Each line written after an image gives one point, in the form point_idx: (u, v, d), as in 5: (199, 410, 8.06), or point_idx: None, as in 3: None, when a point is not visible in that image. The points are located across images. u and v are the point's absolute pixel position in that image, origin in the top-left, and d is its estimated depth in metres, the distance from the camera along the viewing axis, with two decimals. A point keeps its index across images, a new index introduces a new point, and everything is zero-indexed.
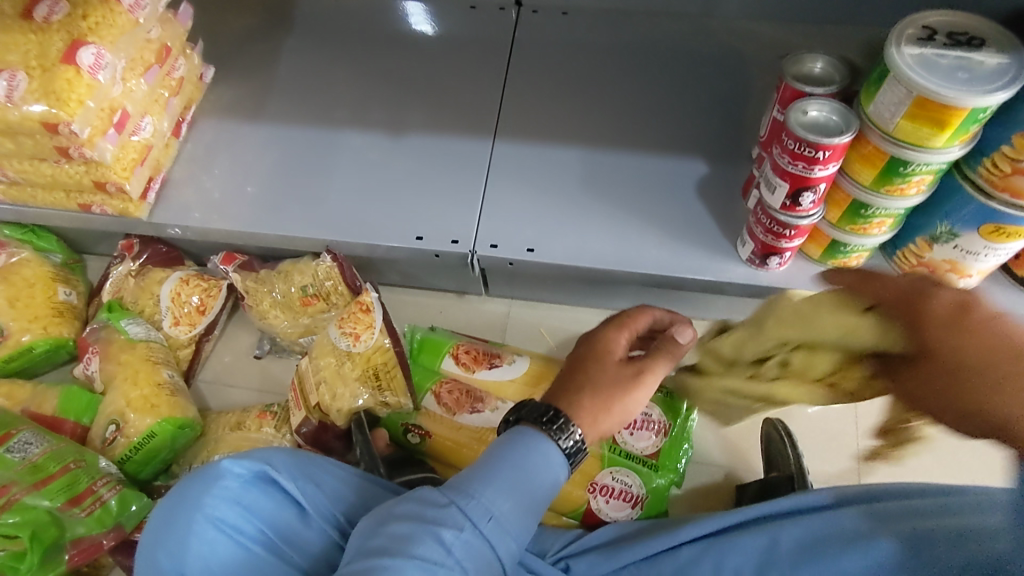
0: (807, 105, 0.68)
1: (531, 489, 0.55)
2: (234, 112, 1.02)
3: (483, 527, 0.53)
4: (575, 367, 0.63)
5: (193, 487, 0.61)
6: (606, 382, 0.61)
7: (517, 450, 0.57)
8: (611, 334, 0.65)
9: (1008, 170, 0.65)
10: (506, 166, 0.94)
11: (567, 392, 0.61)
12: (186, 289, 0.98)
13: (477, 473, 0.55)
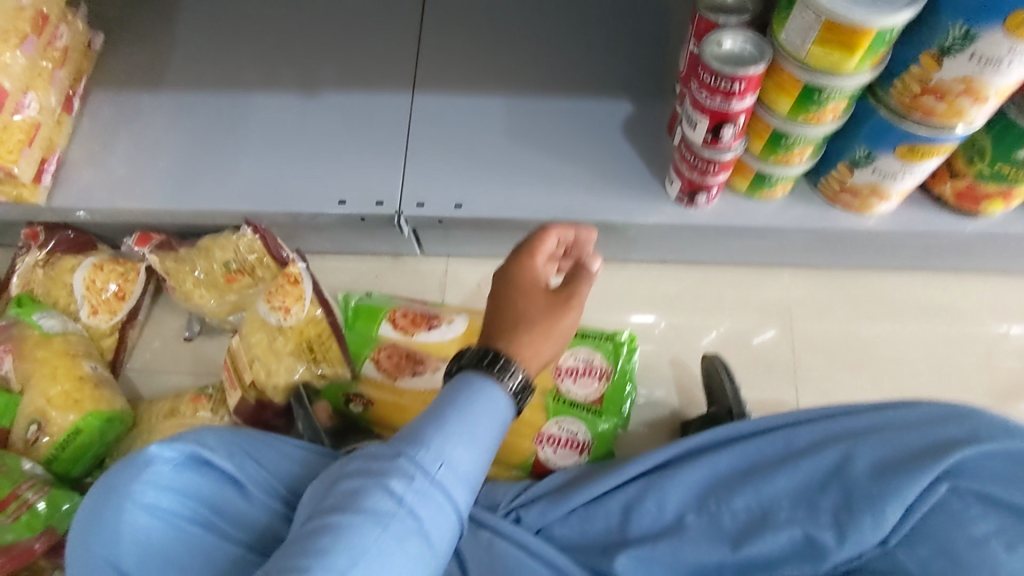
0: (722, 36, 0.66)
1: (483, 431, 0.53)
2: (130, 80, 0.94)
3: (438, 475, 0.50)
4: (502, 304, 0.61)
5: (121, 473, 0.58)
6: (539, 314, 0.59)
7: (464, 394, 0.54)
8: (525, 266, 0.63)
9: (917, 90, 0.66)
10: (427, 120, 0.90)
11: (502, 331, 0.58)
12: (101, 276, 0.93)
13: (428, 419, 0.52)
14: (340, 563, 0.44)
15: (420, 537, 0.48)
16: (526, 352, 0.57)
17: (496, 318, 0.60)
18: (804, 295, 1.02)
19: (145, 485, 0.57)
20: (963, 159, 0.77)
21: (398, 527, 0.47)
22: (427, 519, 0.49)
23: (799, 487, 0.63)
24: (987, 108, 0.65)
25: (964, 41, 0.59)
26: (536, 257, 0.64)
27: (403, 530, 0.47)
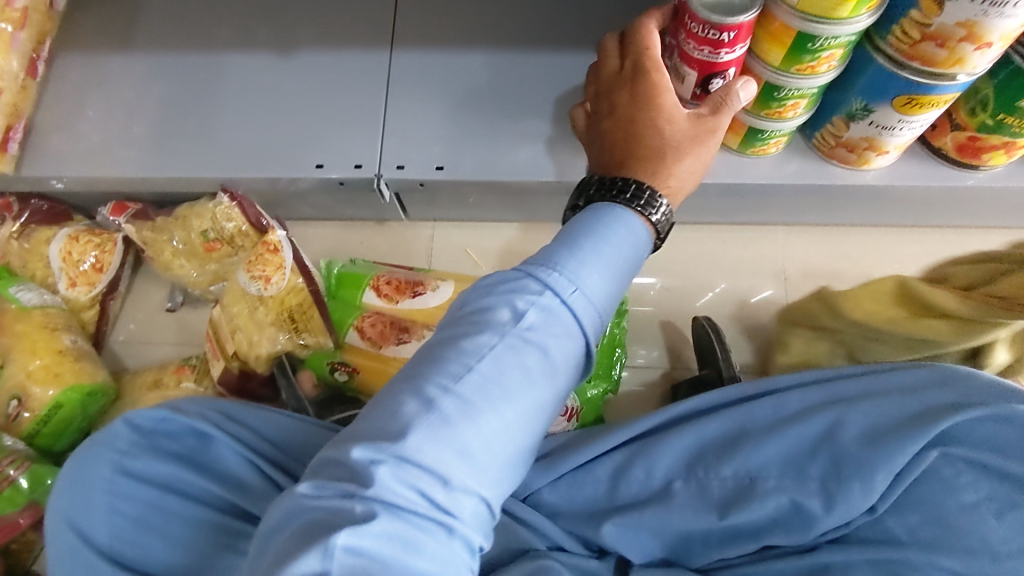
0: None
1: (614, 256, 0.50)
2: (98, 41, 0.91)
3: (568, 298, 0.47)
4: (636, 128, 0.61)
5: (97, 441, 0.63)
6: (684, 139, 0.60)
7: (605, 219, 0.51)
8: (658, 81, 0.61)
9: (917, 37, 0.62)
10: (407, 78, 0.87)
11: (641, 162, 0.59)
12: (77, 247, 0.90)
13: (559, 245, 0.49)
14: (454, 369, 0.43)
15: (541, 356, 0.45)
16: (673, 180, 0.59)
17: (632, 144, 0.60)
18: (800, 254, 0.99)
19: (107, 451, 0.62)
20: (965, 109, 0.74)
21: (515, 342, 0.45)
22: (551, 339, 0.46)
23: (794, 445, 0.62)
24: (990, 54, 0.61)
25: None
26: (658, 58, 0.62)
27: (521, 345, 0.45)
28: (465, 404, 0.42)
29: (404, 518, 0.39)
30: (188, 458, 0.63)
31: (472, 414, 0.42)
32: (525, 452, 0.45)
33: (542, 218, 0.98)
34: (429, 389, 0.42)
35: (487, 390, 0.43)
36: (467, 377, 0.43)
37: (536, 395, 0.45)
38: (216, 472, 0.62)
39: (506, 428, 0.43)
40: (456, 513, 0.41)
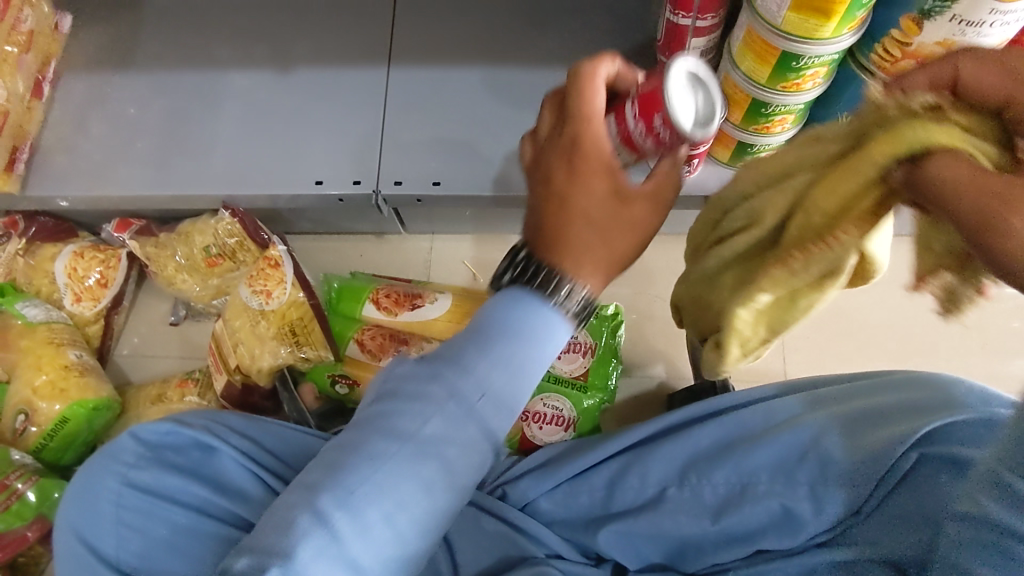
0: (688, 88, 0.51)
1: (530, 365, 0.47)
2: (100, 61, 0.92)
3: (472, 406, 0.46)
4: (555, 185, 0.48)
5: (105, 454, 0.64)
6: (605, 207, 0.48)
7: (516, 309, 0.47)
8: (589, 134, 0.48)
9: (898, 55, 0.64)
10: (403, 96, 0.89)
11: (557, 238, 0.48)
12: (82, 263, 0.92)
13: (472, 338, 0.47)
14: (346, 483, 0.45)
15: (439, 466, 0.46)
16: (598, 272, 0.48)
17: (556, 207, 0.48)
18: None
19: (112, 464, 0.63)
20: None
21: (412, 452, 0.46)
22: (448, 449, 0.47)
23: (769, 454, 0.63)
24: None
25: (944, 3, 0.57)
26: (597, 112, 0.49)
27: (418, 456, 0.46)
28: (353, 514, 0.44)
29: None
30: (192, 472, 0.64)
31: (362, 526, 0.45)
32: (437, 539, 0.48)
33: None
34: (322, 500, 0.44)
35: (381, 501, 0.45)
36: (361, 489, 0.45)
37: (433, 502, 0.47)
38: (218, 484, 0.64)
39: (403, 531, 0.46)
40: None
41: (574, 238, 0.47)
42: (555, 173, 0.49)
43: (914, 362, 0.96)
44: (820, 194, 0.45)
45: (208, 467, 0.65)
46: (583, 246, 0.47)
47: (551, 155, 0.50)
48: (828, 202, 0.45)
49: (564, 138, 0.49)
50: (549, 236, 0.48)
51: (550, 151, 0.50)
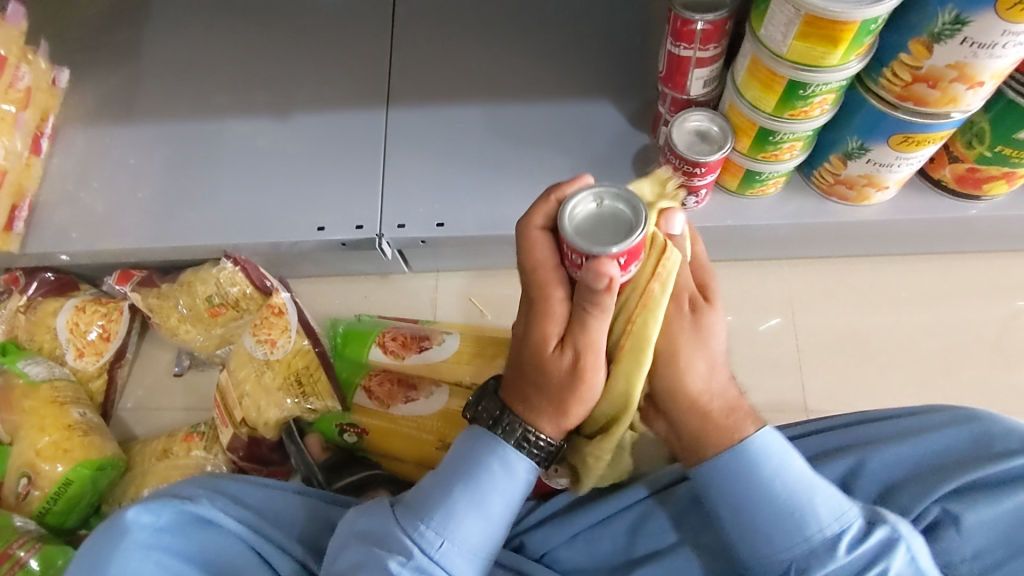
0: (575, 198, 0.52)
1: (492, 501, 0.54)
2: (99, 114, 0.92)
3: (437, 553, 0.52)
4: (518, 369, 0.55)
5: (103, 548, 0.56)
6: (551, 385, 0.53)
7: (476, 454, 0.54)
8: (534, 314, 0.54)
9: (908, 79, 0.62)
10: (404, 136, 0.87)
11: (515, 388, 0.55)
12: (84, 318, 0.91)
13: (434, 488, 0.54)
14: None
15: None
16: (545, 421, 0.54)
17: (521, 381, 0.55)
18: (804, 287, 1.00)
19: (109, 547, 0.56)
20: (961, 142, 0.74)
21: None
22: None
23: None
24: (982, 92, 0.61)
25: (954, 26, 0.56)
26: (552, 279, 0.54)
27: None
28: None
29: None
30: (194, 555, 0.59)
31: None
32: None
33: None
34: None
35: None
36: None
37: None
38: (210, 563, 0.59)
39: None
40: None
41: (534, 407, 0.54)
42: (524, 350, 0.55)
43: (936, 384, 0.94)
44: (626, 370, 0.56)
45: (204, 543, 0.59)
46: (539, 410, 0.54)
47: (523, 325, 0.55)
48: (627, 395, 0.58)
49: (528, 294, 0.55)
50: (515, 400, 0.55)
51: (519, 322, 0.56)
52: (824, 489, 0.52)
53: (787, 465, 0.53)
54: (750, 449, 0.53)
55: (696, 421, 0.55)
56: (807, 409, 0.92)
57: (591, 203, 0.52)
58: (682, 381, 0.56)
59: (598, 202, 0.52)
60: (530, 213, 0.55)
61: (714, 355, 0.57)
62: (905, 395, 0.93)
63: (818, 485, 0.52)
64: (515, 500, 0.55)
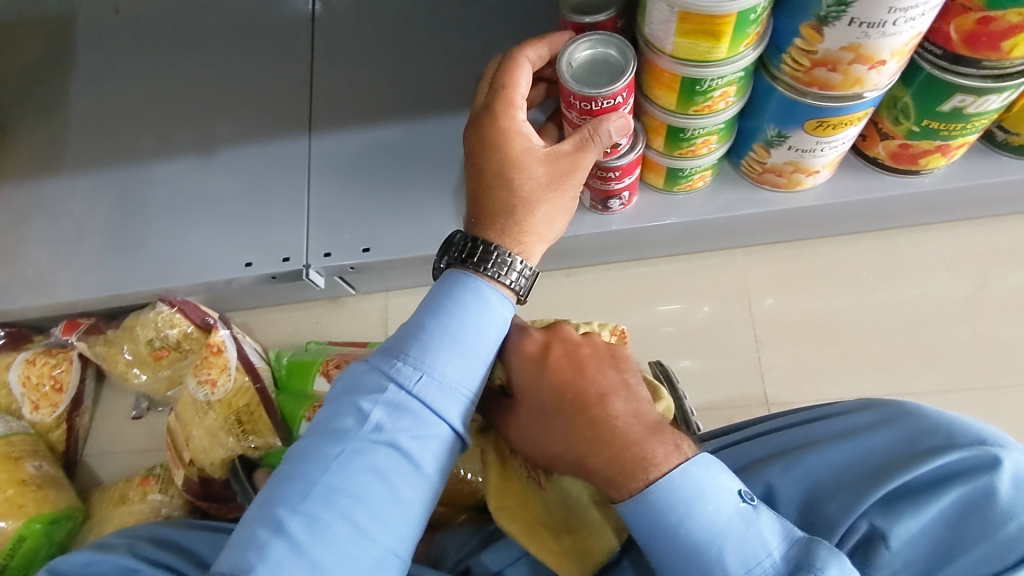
0: (577, 44, 0.59)
1: (469, 336, 0.53)
2: (32, 169, 0.93)
3: (414, 388, 0.51)
4: (497, 182, 0.57)
5: None
6: (539, 188, 0.58)
7: (449, 290, 0.54)
8: (509, 126, 0.58)
9: (808, 64, 0.59)
10: (327, 163, 0.86)
11: (494, 217, 0.58)
12: (35, 370, 0.92)
13: (407, 335, 0.53)
14: (298, 488, 0.47)
15: (392, 452, 0.49)
16: (528, 236, 0.58)
17: (501, 193, 0.57)
18: (760, 275, 0.97)
19: None
20: (888, 119, 0.70)
21: (360, 445, 0.49)
22: (400, 434, 0.50)
23: None
24: (888, 70, 0.58)
25: (839, 8, 0.52)
26: (517, 97, 0.59)
27: (367, 447, 0.49)
28: (312, 521, 0.46)
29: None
30: None
31: (322, 529, 0.46)
32: (412, 519, 0.49)
33: None
34: (279, 512, 0.46)
35: (336, 498, 0.47)
36: (314, 491, 0.47)
37: (398, 488, 0.49)
38: None
39: (375, 521, 0.47)
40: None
41: (522, 218, 0.57)
42: (499, 162, 0.57)
43: (901, 365, 0.91)
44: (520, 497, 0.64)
45: None
46: (527, 218, 0.58)
47: (493, 138, 0.58)
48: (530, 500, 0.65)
49: (498, 111, 0.58)
50: (495, 221, 0.57)
51: (480, 138, 0.58)
52: (736, 536, 0.49)
53: (695, 510, 0.50)
54: (655, 497, 0.50)
55: (613, 448, 0.53)
56: (768, 401, 0.90)
57: (588, 50, 0.59)
58: (598, 414, 0.55)
59: (593, 48, 0.59)
60: (524, 47, 0.60)
61: (620, 386, 0.57)
62: (870, 378, 0.90)
63: (734, 528, 0.49)
64: (496, 334, 0.55)
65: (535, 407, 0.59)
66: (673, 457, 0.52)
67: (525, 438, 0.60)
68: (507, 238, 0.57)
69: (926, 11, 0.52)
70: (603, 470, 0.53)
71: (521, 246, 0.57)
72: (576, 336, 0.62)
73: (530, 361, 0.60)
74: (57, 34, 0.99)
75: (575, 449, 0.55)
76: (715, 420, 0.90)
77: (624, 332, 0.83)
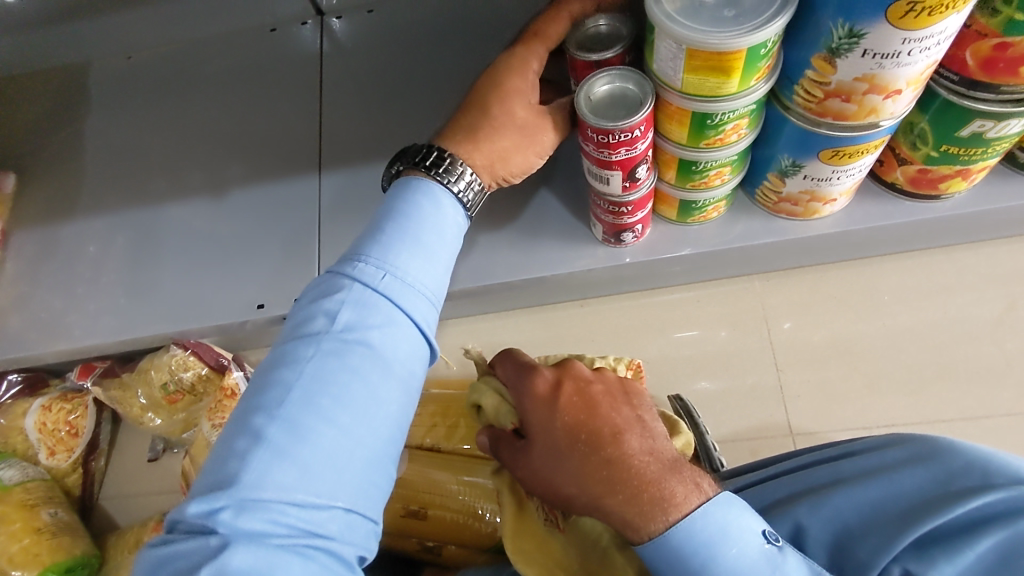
0: (596, 77, 0.58)
1: (427, 236, 0.53)
2: (47, 214, 0.94)
3: (379, 285, 0.50)
4: (477, 102, 0.60)
5: None
6: (509, 124, 0.60)
7: (403, 196, 0.55)
8: (517, 67, 0.60)
9: (821, 95, 0.57)
10: (336, 201, 0.86)
11: (459, 135, 0.59)
12: (51, 416, 0.92)
13: (367, 239, 0.52)
14: (276, 395, 0.46)
15: (365, 350, 0.48)
16: (479, 158, 0.58)
17: (475, 113, 0.59)
18: (778, 300, 0.95)
19: None
20: (906, 145, 0.69)
21: (333, 345, 0.48)
22: (369, 331, 0.49)
23: None
24: (904, 98, 0.57)
25: (850, 40, 0.51)
26: (540, 46, 0.61)
27: (340, 347, 0.48)
28: (293, 427, 0.45)
29: (268, 546, 0.42)
30: None
31: (303, 432, 0.45)
32: (391, 416, 0.49)
33: (504, 303, 0.96)
34: (258, 420, 0.45)
35: (316, 400, 0.46)
36: (290, 396, 0.46)
37: (374, 386, 0.48)
38: None
39: (355, 418, 0.47)
40: (324, 521, 0.44)
41: (480, 140, 0.59)
42: (491, 87, 0.60)
43: (930, 392, 0.88)
44: (535, 541, 0.62)
45: None
46: (484, 143, 0.59)
47: (501, 67, 0.61)
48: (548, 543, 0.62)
49: (517, 51, 0.61)
50: (457, 133, 0.59)
51: (492, 70, 0.61)
52: None
53: (717, 556, 0.47)
54: (674, 544, 0.48)
55: (633, 486, 0.50)
56: (793, 432, 0.88)
57: (606, 84, 0.58)
58: (615, 453, 0.51)
59: (611, 83, 0.58)
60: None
61: (635, 422, 0.54)
62: (899, 406, 0.87)
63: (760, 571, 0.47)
64: (452, 237, 0.56)
65: (547, 447, 0.54)
66: (693, 497, 0.49)
67: (538, 479, 0.54)
68: (467, 153, 0.58)
69: (941, 41, 0.51)
70: (619, 513, 0.50)
71: (474, 163, 0.58)
72: (588, 371, 0.57)
73: (538, 400, 0.55)
74: (71, 82, 1.00)
75: (589, 491, 0.51)
76: (739, 453, 0.87)
77: (640, 366, 0.81)
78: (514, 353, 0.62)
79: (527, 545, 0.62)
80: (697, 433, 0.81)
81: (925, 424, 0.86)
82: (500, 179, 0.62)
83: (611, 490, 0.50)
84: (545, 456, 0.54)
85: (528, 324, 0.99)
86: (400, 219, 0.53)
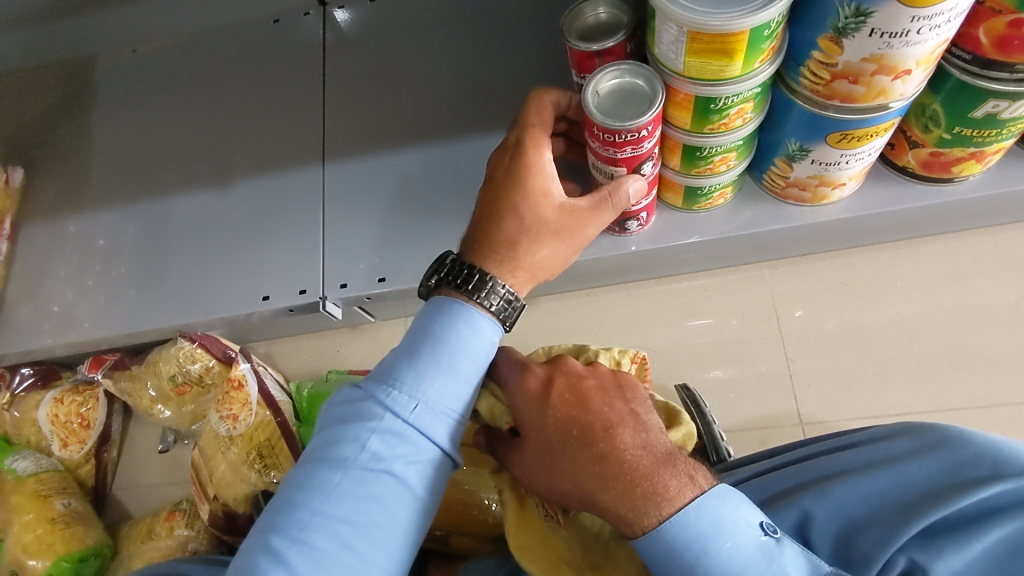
0: (604, 72, 0.56)
1: (462, 363, 0.52)
2: (57, 207, 0.95)
3: (411, 416, 0.50)
4: (508, 209, 0.57)
5: None
6: (546, 231, 0.58)
7: (442, 317, 0.53)
8: (535, 160, 0.58)
9: (828, 77, 0.56)
10: (340, 192, 0.86)
11: (494, 247, 0.57)
12: (63, 408, 0.94)
13: (402, 361, 0.52)
14: (297, 517, 0.47)
15: (390, 481, 0.49)
16: (520, 271, 0.57)
17: (507, 220, 0.57)
18: (789, 287, 0.94)
19: None
20: (917, 127, 0.67)
21: (359, 474, 0.48)
22: (397, 463, 0.49)
23: None
24: (914, 79, 0.55)
25: (857, 19, 0.49)
26: (544, 138, 0.59)
27: (365, 477, 0.48)
28: (312, 555, 0.46)
29: None
30: None
31: (321, 559, 0.46)
32: (409, 541, 0.49)
33: None
34: (278, 542, 0.46)
35: (335, 527, 0.46)
36: (313, 523, 0.46)
37: (397, 514, 0.49)
38: None
39: (373, 545, 0.47)
40: None
41: (521, 254, 0.57)
42: (517, 188, 0.57)
43: (942, 381, 0.86)
44: (535, 537, 0.61)
45: None
46: (525, 255, 0.57)
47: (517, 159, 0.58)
48: (550, 537, 0.61)
49: (526, 141, 0.58)
50: (496, 249, 0.56)
51: (510, 166, 0.59)
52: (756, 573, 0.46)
53: (714, 547, 0.47)
54: (670, 535, 0.47)
55: (626, 477, 0.49)
56: (802, 422, 0.86)
57: (614, 79, 0.57)
58: (607, 447, 0.50)
59: (620, 78, 0.57)
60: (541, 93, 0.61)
61: (629, 416, 0.53)
62: (912, 394, 0.86)
63: (755, 565, 0.47)
64: (488, 360, 0.55)
65: (540, 446, 0.53)
66: (687, 490, 0.48)
67: (533, 477, 0.54)
68: (508, 271, 0.56)
69: (952, 18, 0.49)
70: (616, 511, 0.49)
71: (515, 280, 0.57)
72: (581, 367, 0.56)
73: (530, 399, 0.54)
74: (78, 75, 1.01)
75: (584, 490, 0.50)
76: (747, 443, 0.87)
77: (645, 358, 0.81)
78: (509, 350, 0.61)
79: (529, 539, 0.60)
80: (702, 423, 0.80)
81: (936, 413, 0.84)
82: (541, 283, 0.60)
83: (606, 487, 0.49)
84: (539, 454, 0.53)
85: (535, 314, 0.98)
86: (433, 341, 0.52)
